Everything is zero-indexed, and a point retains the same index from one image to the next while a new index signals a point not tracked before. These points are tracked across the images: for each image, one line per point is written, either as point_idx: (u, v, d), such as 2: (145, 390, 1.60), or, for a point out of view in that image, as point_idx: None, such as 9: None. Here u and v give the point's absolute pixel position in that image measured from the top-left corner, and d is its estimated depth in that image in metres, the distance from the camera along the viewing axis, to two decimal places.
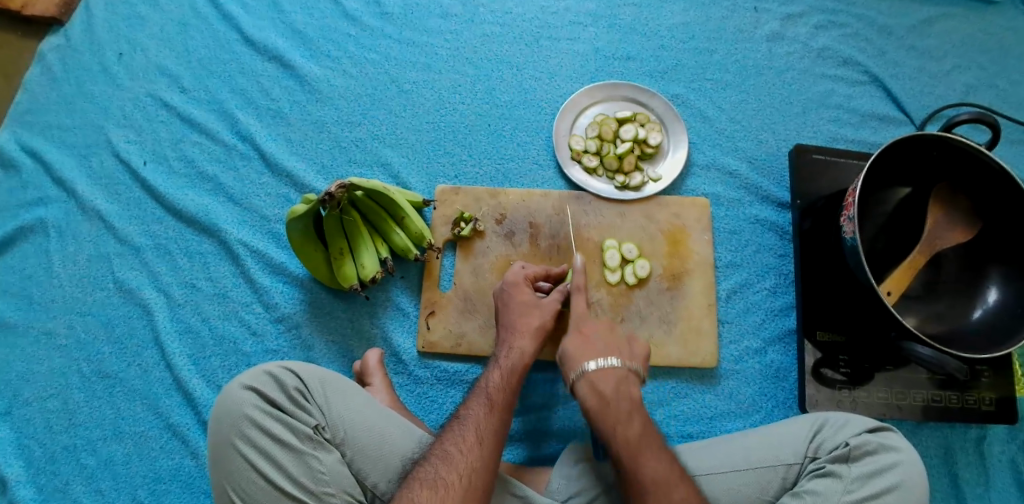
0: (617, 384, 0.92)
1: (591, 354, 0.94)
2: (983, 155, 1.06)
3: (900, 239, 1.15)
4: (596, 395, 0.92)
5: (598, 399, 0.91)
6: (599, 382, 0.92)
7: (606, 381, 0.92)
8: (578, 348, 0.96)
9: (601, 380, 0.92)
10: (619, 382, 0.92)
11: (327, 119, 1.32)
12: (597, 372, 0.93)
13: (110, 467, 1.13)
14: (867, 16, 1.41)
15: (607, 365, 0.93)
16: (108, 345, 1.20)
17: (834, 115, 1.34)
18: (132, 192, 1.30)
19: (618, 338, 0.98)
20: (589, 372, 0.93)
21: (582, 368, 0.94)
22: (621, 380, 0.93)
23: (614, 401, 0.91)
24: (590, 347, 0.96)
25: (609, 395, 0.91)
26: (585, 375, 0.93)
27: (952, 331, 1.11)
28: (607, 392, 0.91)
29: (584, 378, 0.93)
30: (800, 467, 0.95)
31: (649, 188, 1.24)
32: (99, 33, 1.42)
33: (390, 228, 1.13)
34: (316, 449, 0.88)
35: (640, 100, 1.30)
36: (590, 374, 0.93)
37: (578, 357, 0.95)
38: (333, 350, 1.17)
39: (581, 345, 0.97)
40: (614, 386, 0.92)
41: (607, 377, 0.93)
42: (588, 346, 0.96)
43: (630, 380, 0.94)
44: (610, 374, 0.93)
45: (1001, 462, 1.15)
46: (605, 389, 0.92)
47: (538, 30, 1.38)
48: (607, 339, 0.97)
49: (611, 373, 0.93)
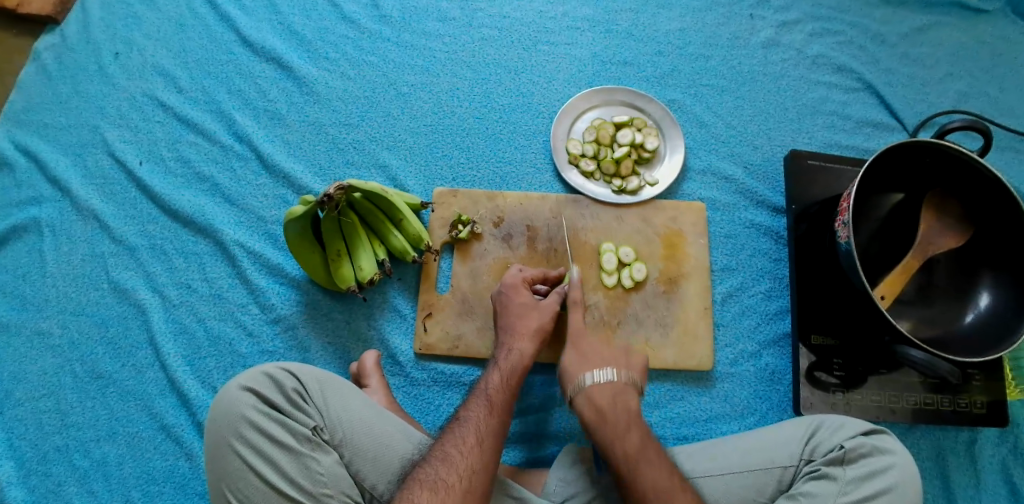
0: (668, 473, 0.87)
1: (633, 453, 0.88)
2: (976, 162, 1.07)
3: (893, 244, 1.17)
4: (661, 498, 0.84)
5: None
6: (658, 485, 0.85)
7: (658, 473, 0.86)
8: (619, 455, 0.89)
9: (653, 477, 0.86)
10: (667, 471, 0.87)
11: (325, 121, 1.32)
12: (648, 471, 0.86)
13: (103, 468, 1.12)
14: (861, 24, 1.43)
15: (652, 459, 0.87)
16: (102, 345, 1.19)
17: (828, 121, 1.36)
18: (128, 191, 1.29)
19: (637, 414, 0.93)
20: (643, 478, 0.86)
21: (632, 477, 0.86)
22: (667, 468, 0.87)
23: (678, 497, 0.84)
24: (588, 362, 0.99)
25: (669, 490, 0.85)
26: (640, 483, 0.85)
27: (945, 334, 1.12)
28: (668, 486, 0.85)
29: (641, 485, 0.85)
30: (795, 469, 0.96)
31: (646, 192, 1.25)
32: (95, 33, 1.41)
33: (388, 229, 1.14)
34: (314, 450, 0.87)
35: (637, 105, 1.31)
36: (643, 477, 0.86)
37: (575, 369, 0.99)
38: (330, 352, 1.17)
39: (616, 448, 0.89)
40: (667, 476, 0.86)
41: (658, 472, 0.86)
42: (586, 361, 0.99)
43: (670, 461, 0.89)
44: (659, 468, 0.87)
45: (992, 465, 1.16)
46: (661, 483, 0.85)
47: (536, 34, 1.39)
48: (630, 424, 0.92)
49: (659, 465, 0.87)
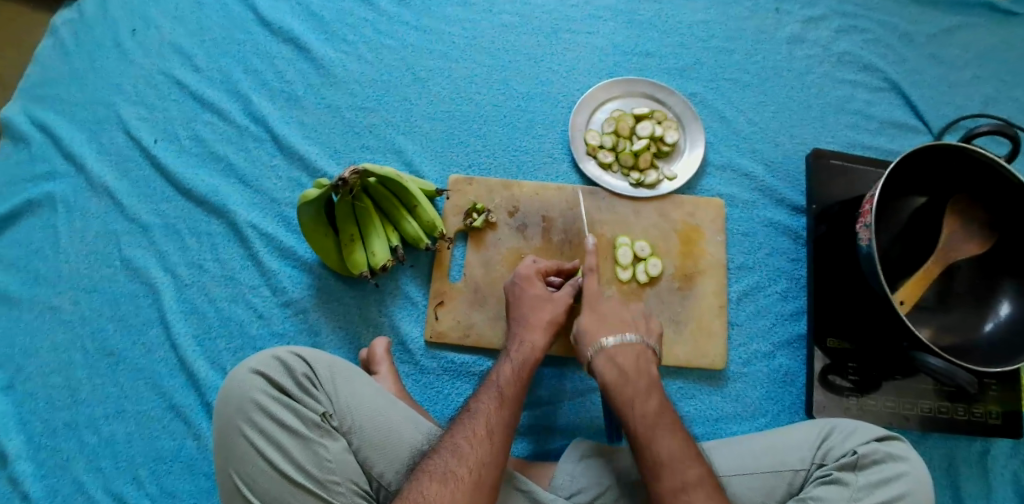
0: (636, 357, 0.94)
1: (608, 331, 0.97)
2: (1002, 167, 1.05)
3: (915, 248, 1.14)
4: (616, 368, 0.93)
5: (618, 373, 0.93)
6: (619, 358, 0.94)
7: (625, 354, 0.94)
8: (594, 325, 0.99)
9: (619, 354, 0.94)
10: (638, 357, 0.95)
11: (341, 104, 1.31)
12: (616, 346, 0.95)
13: (111, 445, 1.12)
14: (889, 22, 1.40)
15: (625, 341, 0.96)
16: (113, 323, 1.19)
17: (852, 121, 1.33)
18: (142, 170, 1.29)
19: (634, 316, 1.00)
20: (608, 347, 0.95)
21: (599, 344, 0.96)
22: (637, 355, 0.95)
23: (632, 375, 0.92)
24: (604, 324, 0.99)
25: (629, 369, 0.93)
26: (603, 351, 0.95)
27: (966, 343, 1.10)
28: (628, 366, 0.93)
29: (604, 353, 0.95)
30: (805, 473, 0.95)
31: (664, 186, 1.23)
32: (113, 8, 1.40)
33: (402, 215, 1.12)
34: (323, 437, 0.87)
35: (658, 97, 1.29)
36: (609, 349, 0.95)
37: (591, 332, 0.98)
38: (340, 337, 1.17)
39: (597, 322, 0.99)
40: (633, 360, 0.94)
41: (627, 352, 0.95)
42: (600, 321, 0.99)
43: (648, 356, 0.96)
44: (630, 349, 0.95)
45: (1004, 476, 1.15)
46: (623, 362, 0.94)
47: (557, 22, 1.37)
48: (622, 318, 1.00)
49: (630, 349, 0.95)
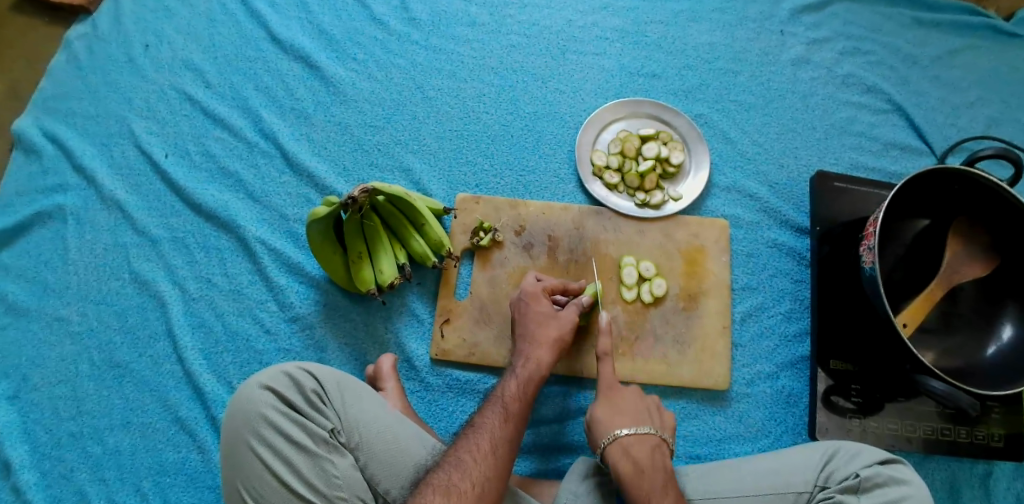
0: (639, 405, 0.99)
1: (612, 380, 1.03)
2: (1004, 191, 1.06)
3: (917, 271, 1.16)
4: (632, 462, 0.91)
5: (634, 466, 0.90)
6: (633, 450, 0.92)
7: (640, 447, 0.93)
8: (609, 416, 0.97)
9: (634, 445, 0.93)
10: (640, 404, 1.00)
11: (350, 121, 1.32)
12: (631, 437, 0.93)
13: (115, 457, 1.13)
14: (893, 45, 1.42)
15: (640, 433, 0.94)
16: (120, 335, 1.20)
17: (856, 142, 1.34)
18: (152, 183, 1.30)
19: (649, 407, 1.00)
20: (622, 437, 0.93)
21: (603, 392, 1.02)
22: (653, 449, 0.93)
23: (648, 468, 0.90)
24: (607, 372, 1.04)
25: (644, 463, 0.91)
26: (606, 396, 1.01)
27: (969, 365, 1.10)
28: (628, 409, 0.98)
29: (617, 443, 0.93)
30: (808, 496, 0.96)
31: (669, 207, 1.24)
32: (126, 23, 1.42)
33: (409, 234, 1.13)
34: (331, 453, 0.88)
35: (664, 119, 1.30)
36: (623, 439, 0.93)
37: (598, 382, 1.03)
38: (346, 353, 1.17)
39: (610, 413, 0.98)
40: (648, 453, 0.92)
41: (641, 444, 0.93)
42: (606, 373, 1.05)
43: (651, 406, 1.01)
44: (644, 441, 0.93)
45: (1007, 497, 1.15)
46: (639, 455, 0.92)
47: (565, 43, 1.39)
48: (637, 412, 0.98)
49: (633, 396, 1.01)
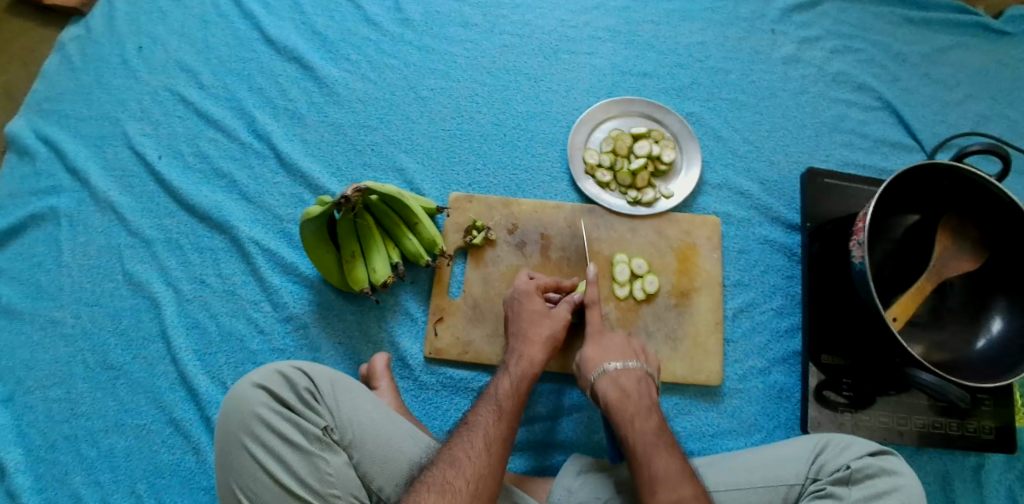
0: (637, 381, 1.00)
1: (611, 357, 1.03)
2: (991, 186, 1.07)
3: (906, 266, 1.17)
4: (619, 390, 0.98)
5: (621, 393, 0.98)
6: (620, 380, 0.99)
7: (627, 377, 1.00)
8: (598, 351, 1.04)
9: (621, 376, 1.00)
10: (639, 380, 1.00)
11: (343, 122, 1.33)
12: (619, 369, 1.01)
13: (110, 459, 1.13)
14: (883, 43, 1.43)
15: (627, 366, 1.01)
16: (114, 337, 1.20)
17: (846, 140, 1.35)
18: (146, 184, 1.31)
19: (635, 344, 1.06)
20: (610, 370, 1.01)
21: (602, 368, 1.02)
22: (640, 380, 1.00)
23: (634, 394, 0.98)
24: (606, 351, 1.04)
25: (630, 390, 0.98)
26: (606, 373, 1.01)
27: (957, 358, 1.12)
28: (629, 385, 0.99)
29: (605, 374, 1.00)
30: (801, 488, 0.97)
31: (661, 204, 1.25)
32: (119, 25, 1.42)
33: (402, 233, 1.14)
34: (325, 451, 0.88)
35: (655, 117, 1.31)
36: (611, 372, 1.00)
37: (597, 360, 1.03)
38: (340, 352, 1.18)
39: (599, 348, 1.05)
40: (635, 382, 0.99)
41: (629, 375, 1.00)
42: (604, 350, 1.04)
43: (648, 381, 1.01)
44: (632, 373, 1.00)
45: (998, 490, 1.16)
46: (626, 384, 0.99)
47: (557, 42, 1.39)
48: (624, 348, 1.05)
49: (631, 372, 1.00)
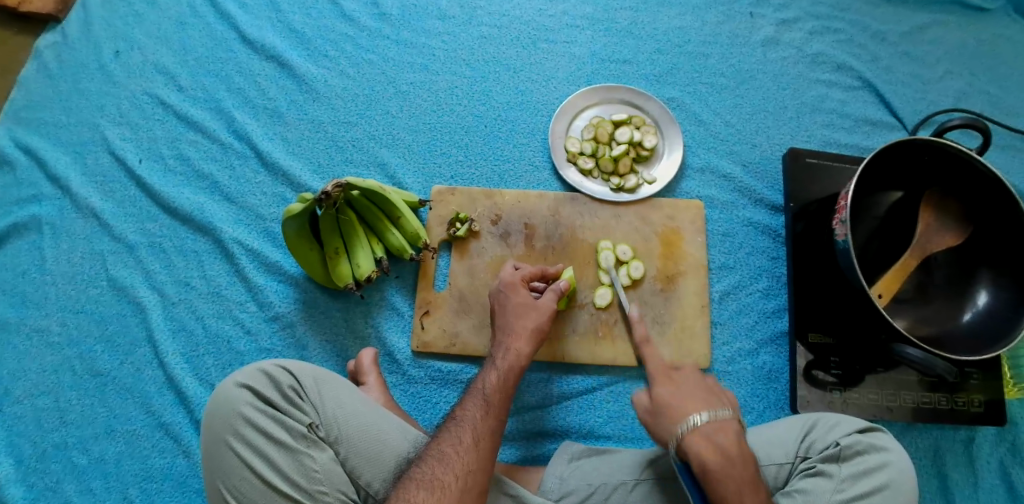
0: (736, 440, 0.88)
1: (698, 409, 0.91)
2: (974, 159, 1.08)
3: (891, 242, 1.17)
4: (716, 448, 0.87)
5: (719, 454, 0.86)
6: (716, 436, 0.88)
7: (721, 434, 0.89)
8: (681, 404, 0.94)
9: (716, 432, 0.88)
10: (737, 439, 0.88)
11: (323, 119, 1.32)
12: (709, 424, 0.89)
13: (101, 465, 1.12)
14: (861, 22, 1.43)
15: (718, 418, 0.90)
16: (100, 343, 1.20)
17: (827, 120, 1.35)
18: (127, 189, 1.30)
19: (717, 393, 0.96)
20: (699, 424, 0.89)
21: (688, 422, 0.90)
22: (735, 434, 0.89)
23: (736, 458, 0.86)
24: (692, 400, 0.94)
25: (729, 450, 0.87)
26: (694, 428, 0.89)
27: (944, 333, 1.12)
28: (729, 448, 0.87)
29: (697, 430, 0.89)
30: (790, 467, 0.97)
31: (644, 190, 1.25)
32: (96, 30, 1.41)
33: (386, 227, 1.14)
34: (310, 448, 0.88)
35: (636, 103, 1.31)
36: (702, 426, 0.89)
37: (681, 411, 0.92)
38: (328, 349, 1.17)
39: (674, 397, 0.95)
40: (733, 442, 0.88)
41: (722, 430, 0.89)
42: (686, 398, 0.94)
43: (744, 439, 0.90)
44: (725, 429, 0.89)
45: (990, 464, 1.17)
46: (723, 442, 0.87)
47: (535, 32, 1.39)
48: (709, 398, 0.95)
49: (726, 429, 0.89)
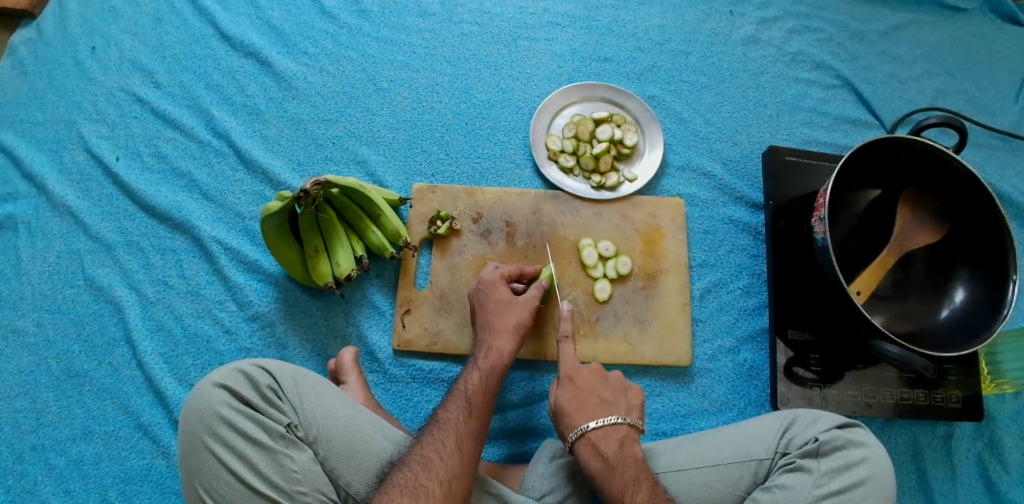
0: (620, 444, 0.91)
1: (589, 414, 0.93)
2: (950, 158, 1.09)
3: (870, 240, 1.18)
4: (600, 458, 0.90)
5: (603, 460, 0.89)
6: (603, 443, 0.91)
7: (608, 441, 0.91)
8: (576, 405, 0.95)
9: (602, 440, 0.91)
10: (621, 442, 0.91)
11: (303, 116, 1.32)
12: (598, 431, 0.92)
13: (79, 467, 1.11)
14: (839, 21, 1.44)
15: (608, 424, 0.92)
16: (77, 343, 1.18)
17: (807, 118, 1.36)
18: (104, 187, 1.28)
19: (614, 390, 0.97)
20: (588, 432, 0.92)
21: (580, 429, 0.93)
22: (621, 440, 0.92)
23: (618, 464, 0.89)
24: (586, 403, 0.95)
25: (613, 458, 0.90)
26: (585, 436, 0.91)
27: (922, 329, 1.13)
28: (611, 454, 0.90)
29: (585, 439, 0.91)
30: (770, 462, 0.96)
31: (625, 188, 1.25)
32: (72, 26, 1.40)
33: (366, 226, 1.13)
34: (289, 448, 0.87)
35: (617, 101, 1.32)
36: (590, 434, 0.92)
37: (573, 416, 0.94)
38: (308, 348, 1.17)
39: (576, 401, 0.95)
40: (616, 447, 0.91)
41: (609, 437, 0.91)
42: (582, 400, 0.95)
43: (631, 438, 0.93)
44: (611, 433, 0.92)
45: (968, 458, 1.18)
46: (608, 449, 0.90)
47: (516, 29, 1.39)
48: (602, 396, 0.96)
49: (612, 434, 0.92)
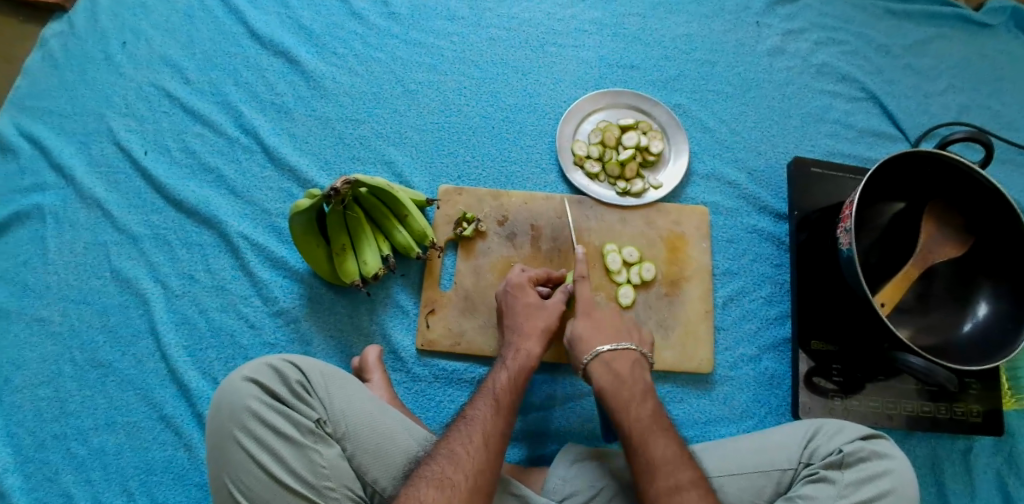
0: (632, 366, 0.97)
1: (604, 339, 0.99)
2: (976, 173, 1.08)
3: (893, 253, 1.17)
4: (611, 374, 0.96)
5: (613, 376, 0.95)
6: (614, 363, 0.97)
7: (621, 362, 0.97)
8: (590, 333, 1.01)
9: (615, 360, 0.97)
10: (633, 365, 0.97)
11: (331, 115, 1.33)
12: (613, 352, 0.98)
13: (101, 457, 1.12)
14: (865, 35, 1.44)
15: (621, 349, 0.98)
16: (102, 334, 1.19)
17: (832, 130, 1.37)
18: (132, 181, 1.30)
19: (627, 326, 1.03)
20: (603, 353, 0.97)
21: (594, 351, 0.98)
22: (633, 362, 0.98)
23: (629, 380, 0.95)
24: (601, 330, 1.01)
25: (624, 376, 0.95)
26: (598, 357, 0.97)
27: (945, 343, 1.12)
28: (623, 371, 0.96)
29: (598, 359, 0.97)
30: (793, 473, 0.97)
31: (649, 195, 1.26)
32: (103, 21, 1.42)
33: (392, 225, 1.14)
34: (317, 443, 0.88)
35: (642, 109, 1.32)
36: (604, 356, 0.97)
37: (588, 340, 0.99)
38: (332, 345, 1.18)
39: (592, 327, 1.01)
40: (628, 367, 0.96)
41: (622, 361, 0.97)
42: (597, 330, 1.01)
43: (642, 364, 0.99)
44: (624, 356, 0.98)
45: (987, 473, 1.18)
46: (620, 367, 0.96)
47: (544, 35, 1.40)
48: (618, 327, 1.02)
49: (625, 356, 0.98)
